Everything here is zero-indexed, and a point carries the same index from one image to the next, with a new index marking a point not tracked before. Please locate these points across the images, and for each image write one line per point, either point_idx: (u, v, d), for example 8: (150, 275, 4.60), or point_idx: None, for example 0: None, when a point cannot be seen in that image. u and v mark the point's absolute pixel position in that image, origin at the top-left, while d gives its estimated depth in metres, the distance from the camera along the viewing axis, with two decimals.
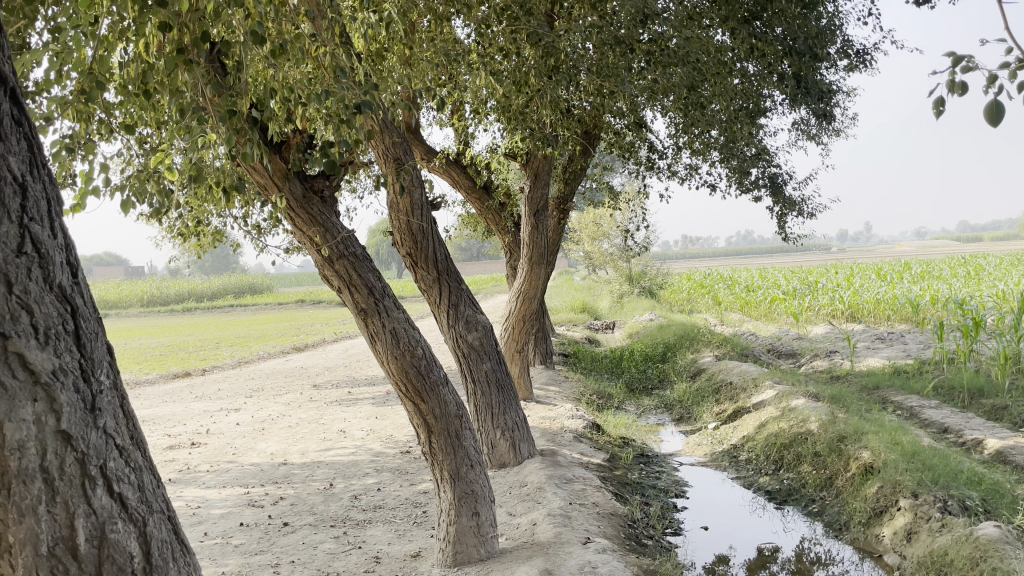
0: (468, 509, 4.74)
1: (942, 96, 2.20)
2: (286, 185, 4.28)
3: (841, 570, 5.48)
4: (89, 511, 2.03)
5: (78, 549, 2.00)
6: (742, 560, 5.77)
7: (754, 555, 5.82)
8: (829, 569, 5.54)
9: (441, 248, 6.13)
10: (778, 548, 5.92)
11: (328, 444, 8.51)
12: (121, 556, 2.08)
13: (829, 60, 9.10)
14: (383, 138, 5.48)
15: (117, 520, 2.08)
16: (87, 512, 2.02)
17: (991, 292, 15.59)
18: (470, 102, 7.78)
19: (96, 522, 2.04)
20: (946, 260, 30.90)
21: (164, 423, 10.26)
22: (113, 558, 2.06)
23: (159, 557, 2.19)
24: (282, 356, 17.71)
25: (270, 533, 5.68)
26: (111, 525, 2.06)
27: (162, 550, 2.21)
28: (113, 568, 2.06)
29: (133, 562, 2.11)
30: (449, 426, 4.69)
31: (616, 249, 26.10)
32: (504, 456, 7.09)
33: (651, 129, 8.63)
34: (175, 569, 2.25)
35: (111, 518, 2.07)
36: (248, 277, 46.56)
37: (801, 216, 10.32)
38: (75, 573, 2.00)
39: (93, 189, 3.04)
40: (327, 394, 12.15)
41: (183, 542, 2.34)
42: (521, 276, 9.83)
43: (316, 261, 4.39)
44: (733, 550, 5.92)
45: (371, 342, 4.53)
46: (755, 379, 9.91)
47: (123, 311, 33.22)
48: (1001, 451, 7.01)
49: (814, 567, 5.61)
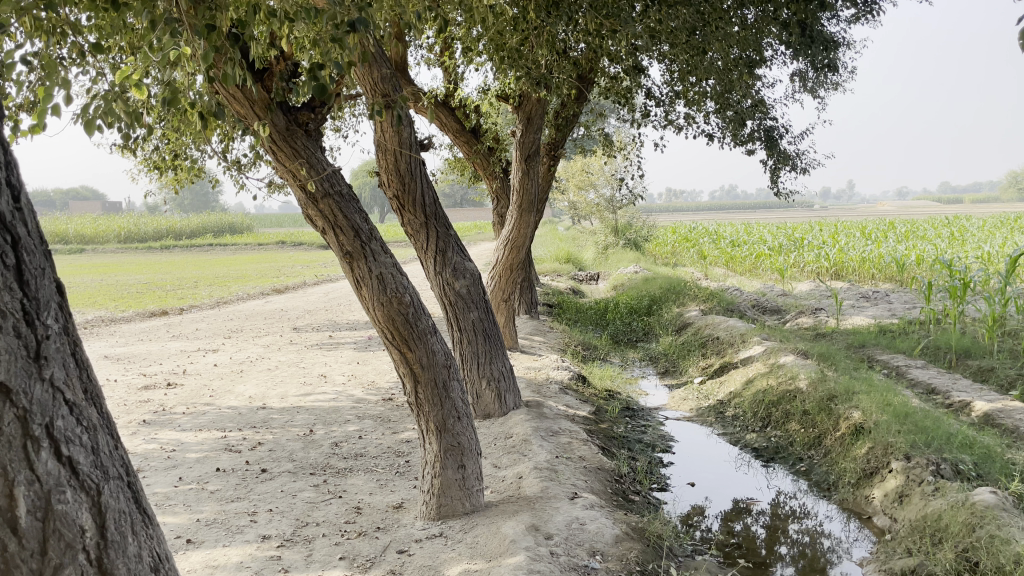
0: (453, 462, 4.58)
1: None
2: (267, 115, 3.97)
3: (816, 524, 5.54)
4: (32, 478, 1.81)
5: (17, 522, 1.79)
6: (717, 511, 5.78)
7: (730, 507, 5.84)
8: (804, 522, 5.60)
9: (429, 191, 5.86)
10: (753, 501, 5.95)
11: (308, 389, 8.31)
12: (70, 530, 1.87)
13: (834, 9, 8.77)
14: (371, 70, 5.19)
15: (65, 488, 1.87)
16: (29, 479, 1.81)
17: (976, 253, 15.57)
18: (461, 37, 7.43)
19: (40, 490, 1.82)
20: (927, 220, 31.06)
21: (140, 362, 10.01)
22: (60, 533, 1.85)
23: (115, 530, 1.99)
24: (261, 298, 17.39)
25: (247, 480, 5.51)
26: (59, 494, 1.85)
27: (120, 522, 2.01)
28: (60, 544, 1.86)
29: (84, 537, 1.90)
30: (436, 376, 4.51)
31: (602, 200, 25.78)
32: (489, 406, 6.94)
33: (647, 74, 8.33)
34: (135, 545, 2.05)
35: (58, 485, 1.85)
36: (229, 217, 45.91)
37: (795, 170, 10.10)
38: (15, 550, 1.79)
39: (53, 109, 2.74)
40: (308, 337, 11.94)
41: (145, 513, 2.13)
42: (510, 223, 9.53)
43: (299, 199, 4.11)
44: (709, 501, 5.94)
45: (357, 287, 4.29)
46: (743, 333, 9.79)
47: (100, 246, 32.54)
48: (989, 413, 6.96)
49: (789, 520, 5.64)
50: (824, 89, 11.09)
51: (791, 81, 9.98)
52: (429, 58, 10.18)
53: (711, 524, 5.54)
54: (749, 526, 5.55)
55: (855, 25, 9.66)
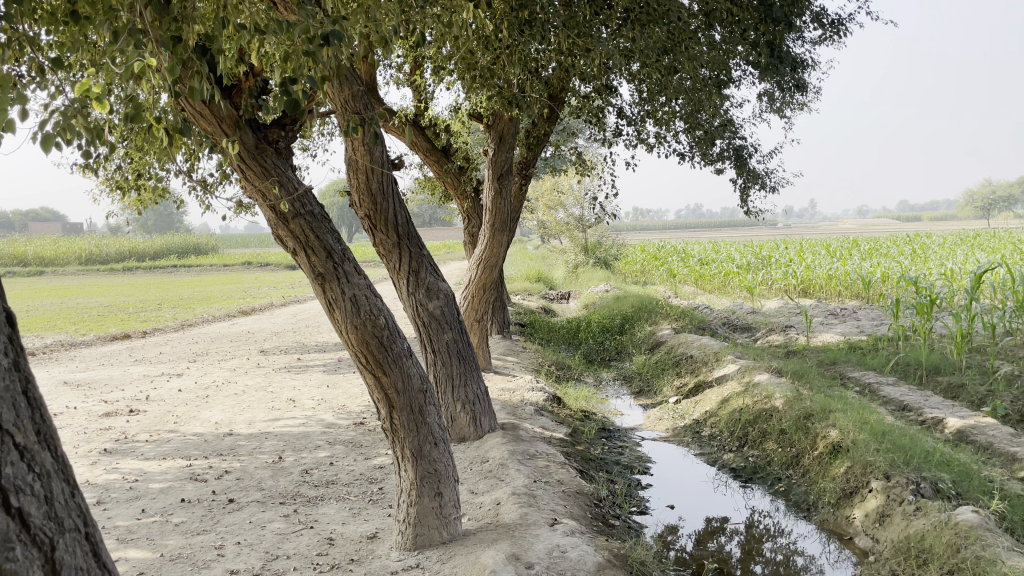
0: (430, 490, 4.44)
1: None
2: (236, 133, 3.83)
3: (790, 542, 5.55)
4: None
5: None
6: (692, 530, 5.75)
7: (704, 526, 5.82)
8: (778, 541, 5.60)
9: (401, 211, 5.73)
10: (727, 519, 5.93)
11: (276, 414, 8.09)
12: None
13: (801, 30, 8.84)
14: (343, 89, 5.14)
15: (15, 544, 1.74)
16: None
17: (939, 270, 15.80)
18: (431, 56, 7.37)
19: None
20: (889, 237, 31.64)
21: (101, 388, 9.69)
22: None
23: None
24: (226, 320, 17.02)
25: (214, 511, 5.29)
26: (7, 551, 1.72)
27: None
28: None
29: None
30: (412, 401, 4.37)
31: (572, 219, 25.78)
32: (464, 430, 6.79)
33: (618, 93, 8.31)
34: None
35: (6, 542, 1.72)
36: (193, 238, 45.22)
37: (764, 189, 10.14)
38: None
39: (9, 125, 2.60)
40: (275, 360, 11.68)
41: (104, 566, 2.00)
42: (482, 243, 9.40)
43: (270, 219, 3.98)
44: (683, 521, 5.90)
45: (330, 310, 4.14)
46: (716, 352, 9.76)
47: (60, 268, 31.85)
48: (962, 430, 6.98)
49: (763, 539, 5.64)
50: (791, 109, 11.20)
51: (759, 101, 10.06)
52: (399, 77, 10.10)
53: (686, 544, 5.51)
54: (722, 545, 5.55)
55: (821, 46, 9.77)
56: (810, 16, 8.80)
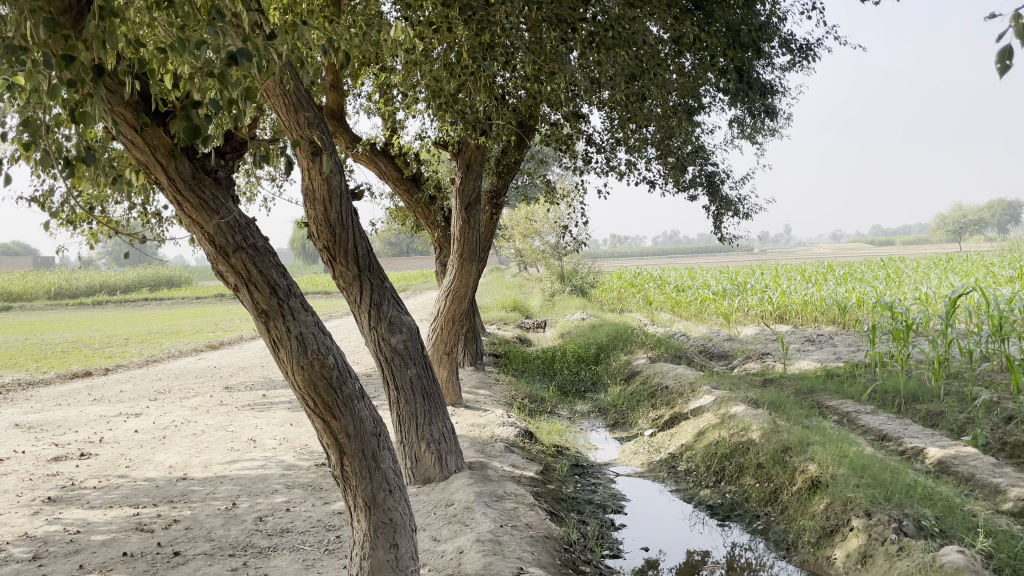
0: (385, 541, 4.15)
1: (1006, 51, 2.20)
2: (172, 162, 3.53)
3: None
4: None
5: None
6: (672, 565, 5.60)
7: (685, 560, 5.66)
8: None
9: (362, 242, 5.48)
10: (707, 552, 5.78)
11: (234, 456, 7.72)
12: None
13: (769, 55, 8.71)
14: (296, 114, 4.94)
15: None
16: None
17: (914, 295, 15.74)
18: (396, 82, 7.16)
19: None
20: (861, 263, 31.89)
21: (53, 430, 9.25)
22: None
23: None
24: (195, 355, 16.54)
25: (156, 566, 4.94)
26: None
27: None
28: None
29: None
30: (364, 447, 4.07)
31: (548, 248, 25.64)
32: (429, 470, 6.49)
33: (587, 119, 8.12)
34: None
35: None
36: (166, 271, 44.60)
37: (737, 216, 10.03)
38: None
39: None
40: (239, 397, 11.29)
41: None
42: (451, 273, 9.10)
43: (208, 254, 3.70)
44: (663, 555, 5.74)
45: (274, 349, 3.86)
46: (692, 383, 9.52)
47: (29, 303, 31.11)
48: (943, 461, 6.79)
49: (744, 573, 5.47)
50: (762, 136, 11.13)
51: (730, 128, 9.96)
52: (368, 106, 9.92)
53: None
54: None
55: (790, 72, 9.68)
56: (779, 42, 8.68)
